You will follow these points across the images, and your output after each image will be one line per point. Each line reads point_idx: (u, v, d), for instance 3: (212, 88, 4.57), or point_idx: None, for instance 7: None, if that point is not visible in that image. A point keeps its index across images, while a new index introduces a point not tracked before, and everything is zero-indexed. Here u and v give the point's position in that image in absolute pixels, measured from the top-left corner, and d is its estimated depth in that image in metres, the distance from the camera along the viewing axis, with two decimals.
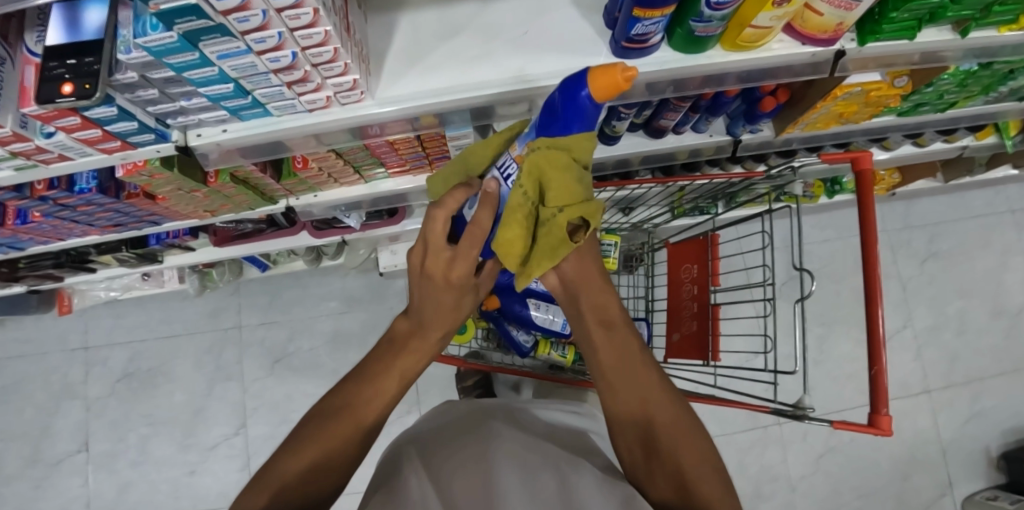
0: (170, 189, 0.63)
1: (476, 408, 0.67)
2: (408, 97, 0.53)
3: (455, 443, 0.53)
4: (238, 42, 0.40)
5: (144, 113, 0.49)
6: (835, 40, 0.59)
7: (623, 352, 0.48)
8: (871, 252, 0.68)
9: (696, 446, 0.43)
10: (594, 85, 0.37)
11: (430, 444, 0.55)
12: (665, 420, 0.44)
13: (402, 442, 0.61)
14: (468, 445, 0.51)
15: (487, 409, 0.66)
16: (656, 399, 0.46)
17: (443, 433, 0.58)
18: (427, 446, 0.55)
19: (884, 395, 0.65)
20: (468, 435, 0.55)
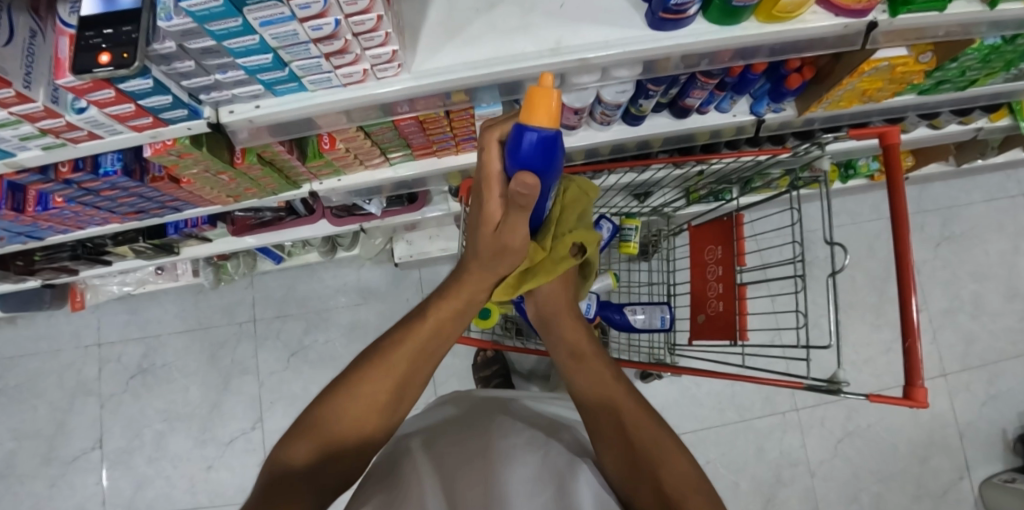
0: (197, 171, 0.62)
1: (478, 398, 0.67)
2: (445, 69, 0.52)
3: (456, 439, 0.53)
4: (283, 8, 0.39)
5: (178, 88, 0.48)
6: (867, 11, 0.59)
7: (598, 375, 0.56)
8: (902, 228, 0.67)
9: (670, 453, 0.47)
10: (534, 115, 0.38)
11: (432, 436, 0.55)
12: (637, 419, 0.50)
13: (405, 429, 0.62)
14: (471, 444, 0.51)
15: (489, 401, 0.66)
16: (627, 407, 0.52)
17: (446, 426, 0.58)
18: (430, 438, 0.55)
19: (918, 368, 0.65)
20: (471, 430, 0.54)
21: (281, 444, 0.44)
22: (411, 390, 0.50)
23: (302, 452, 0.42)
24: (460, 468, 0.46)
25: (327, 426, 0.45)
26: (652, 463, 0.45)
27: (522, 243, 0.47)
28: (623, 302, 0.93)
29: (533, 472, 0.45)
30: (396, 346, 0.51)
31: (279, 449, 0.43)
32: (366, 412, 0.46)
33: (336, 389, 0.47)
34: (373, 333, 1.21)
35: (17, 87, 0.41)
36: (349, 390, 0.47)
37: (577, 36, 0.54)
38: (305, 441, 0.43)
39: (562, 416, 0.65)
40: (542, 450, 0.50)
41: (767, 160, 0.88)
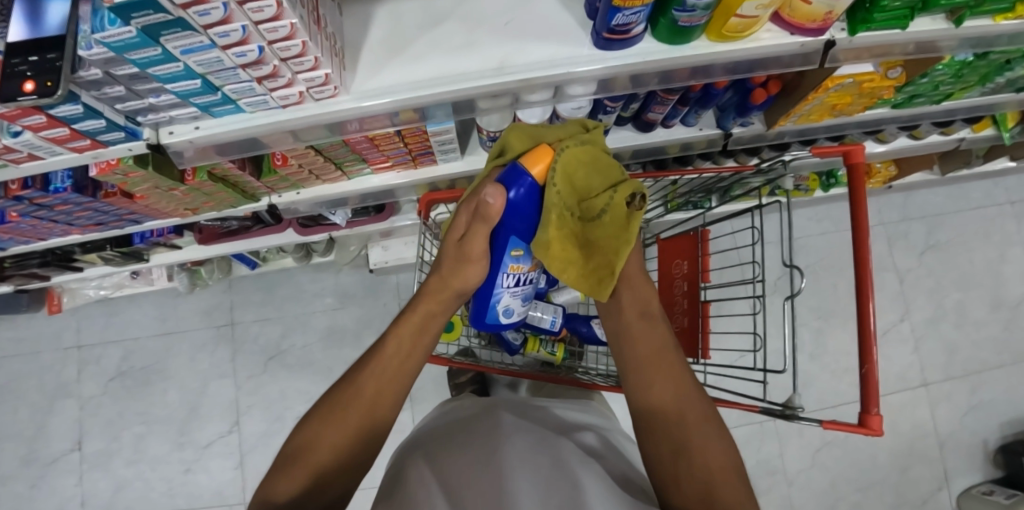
0: (148, 187, 0.62)
1: (489, 402, 0.66)
2: (386, 90, 0.51)
3: (461, 443, 0.52)
4: (201, 37, 0.39)
5: (113, 111, 0.48)
6: (824, 30, 0.57)
7: (660, 348, 0.55)
8: (863, 248, 0.67)
9: (721, 448, 0.47)
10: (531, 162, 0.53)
11: (443, 441, 0.54)
12: (695, 415, 0.50)
13: (416, 436, 0.61)
14: (479, 446, 0.50)
15: (496, 404, 0.65)
16: (684, 393, 0.51)
17: (453, 430, 0.57)
18: (438, 445, 0.54)
19: (874, 395, 0.64)
20: (477, 433, 0.54)
21: (272, 476, 0.47)
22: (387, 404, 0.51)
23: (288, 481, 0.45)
24: (470, 473, 0.45)
25: (305, 454, 0.47)
26: (707, 470, 0.45)
27: (481, 251, 0.57)
28: (592, 315, 0.93)
29: (541, 473, 0.45)
30: (370, 369, 0.51)
31: (271, 480, 0.47)
32: (345, 437, 0.48)
33: (316, 419, 0.50)
34: (350, 338, 1.21)
35: None
36: (330, 416, 0.49)
37: (522, 55, 0.53)
38: (291, 476, 0.45)
39: (571, 418, 0.65)
40: (552, 451, 0.50)
41: (733, 176, 0.87)
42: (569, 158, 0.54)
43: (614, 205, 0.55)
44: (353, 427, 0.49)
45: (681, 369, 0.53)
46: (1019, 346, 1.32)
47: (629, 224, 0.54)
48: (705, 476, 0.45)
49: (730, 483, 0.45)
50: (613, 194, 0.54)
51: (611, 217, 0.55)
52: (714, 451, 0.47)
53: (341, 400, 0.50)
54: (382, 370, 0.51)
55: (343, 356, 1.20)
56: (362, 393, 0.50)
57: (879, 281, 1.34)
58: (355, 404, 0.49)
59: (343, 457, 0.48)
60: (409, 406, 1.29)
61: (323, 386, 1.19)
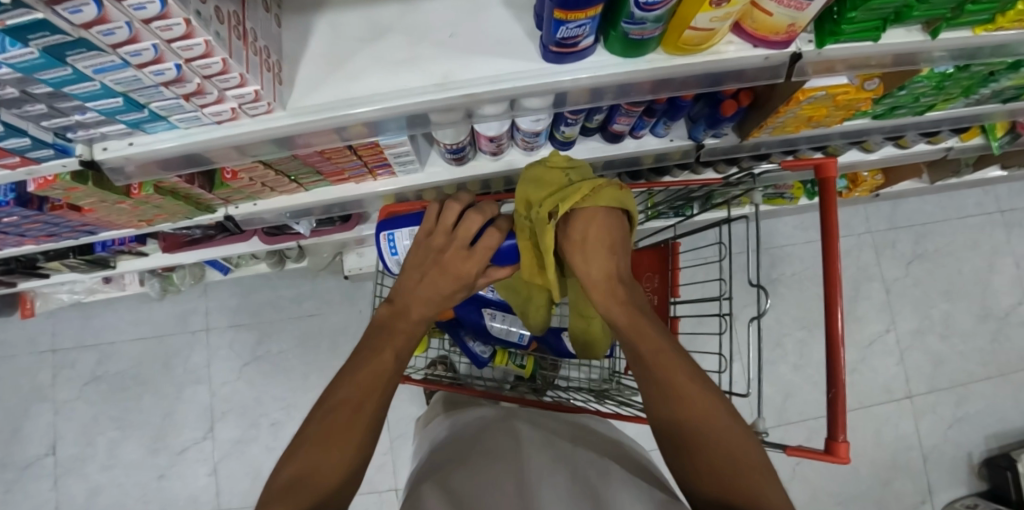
0: (93, 201, 0.61)
1: (506, 412, 0.68)
2: (323, 107, 0.50)
3: (478, 460, 0.51)
4: (111, 56, 0.38)
5: (39, 128, 0.46)
6: (790, 42, 0.55)
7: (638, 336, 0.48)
8: (833, 267, 0.64)
9: (727, 424, 0.41)
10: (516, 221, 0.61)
11: (460, 455, 0.54)
12: (690, 396, 0.42)
13: (434, 451, 0.60)
14: (500, 462, 0.50)
15: (508, 418, 0.64)
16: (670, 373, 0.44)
17: (469, 444, 0.56)
18: (455, 458, 0.54)
19: (841, 421, 0.62)
20: (493, 452, 0.52)
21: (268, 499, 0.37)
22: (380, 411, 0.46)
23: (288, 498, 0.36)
24: (487, 491, 0.44)
25: (307, 470, 0.39)
26: (714, 458, 0.39)
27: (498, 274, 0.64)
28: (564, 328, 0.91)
29: (564, 487, 0.45)
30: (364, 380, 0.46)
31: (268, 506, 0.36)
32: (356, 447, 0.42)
33: (317, 433, 0.41)
34: (326, 344, 1.20)
35: None
36: (331, 429, 0.41)
37: (467, 70, 0.51)
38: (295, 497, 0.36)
39: (598, 432, 0.64)
40: (571, 467, 0.49)
41: (704, 189, 0.84)
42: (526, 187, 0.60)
43: (540, 218, 0.55)
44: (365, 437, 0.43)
45: (666, 348, 0.45)
46: (1006, 358, 1.30)
47: (545, 234, 0.55)
48: (712, 466, 0.39)
49: (747, 467, 0.38)
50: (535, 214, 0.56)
51: (538, 232, 0.57)
52: (722, 432, 0.40)
53: (340, 409, 0.43)
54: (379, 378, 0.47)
55: (318, 363, 1.18)
56: (361, 403, 0.44)
57: (865, 290, 1.31)
58: (358, 414, 0.43)
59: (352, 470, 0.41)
60: None
61: (298, 393, 1.18)
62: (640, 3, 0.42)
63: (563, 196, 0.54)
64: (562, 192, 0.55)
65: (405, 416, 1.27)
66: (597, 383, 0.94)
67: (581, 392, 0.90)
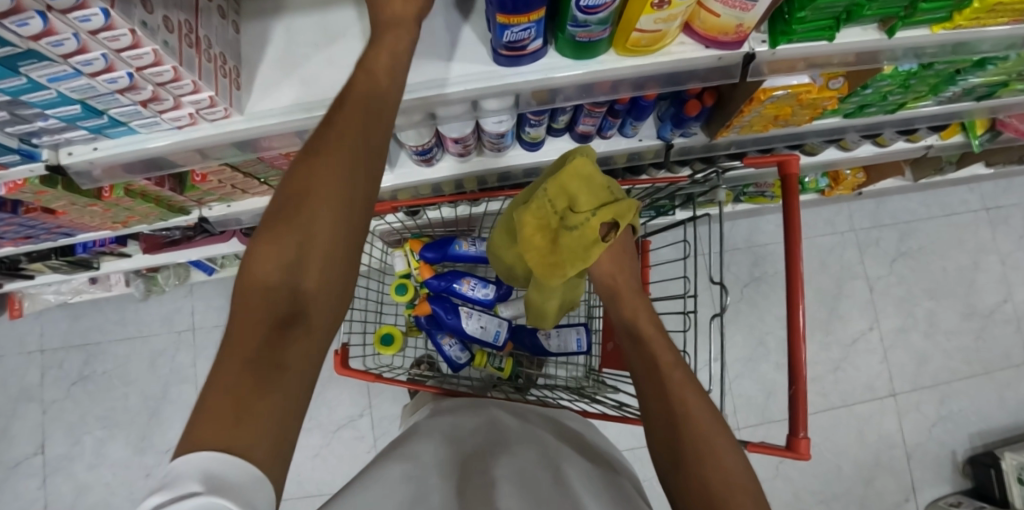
0: (64, 203, 0.62)
1: (494, 405, 0.67)
2: (280, 110, 0.51)
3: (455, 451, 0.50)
4: (63, 66, 0.39)
5: (4, 135, 0.48)
6: (741, 43, 0.55)
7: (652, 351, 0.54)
8: (795, 263, 0.64)
9: (724, 447, 0.43)
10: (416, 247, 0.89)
11: (446, 437, 0.53)
12: (692, 412, 0.46)
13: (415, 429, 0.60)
14: (475, 461, 0.48)
15: (500, 414, 0.63)
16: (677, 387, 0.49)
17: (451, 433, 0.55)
18: (436, 438, 0.53)
19: (802, 417, 0.62)
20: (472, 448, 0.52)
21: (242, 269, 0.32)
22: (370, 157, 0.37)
23: (265, 277, 0.31)
24: (468, 484, 0.43)
25: (276, 254, 0.32)
26: (703, 471, 0.41)
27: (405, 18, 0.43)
28: (539, 327, 0.92)
29: (543, 487, 0.44)
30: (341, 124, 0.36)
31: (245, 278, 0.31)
32: (355, 215, 0.35)
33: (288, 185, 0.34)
34: None
35: None
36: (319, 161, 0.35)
37: (417, 74, 0.52)
38: (271, 253, 0.32)
39: (585, 435, 0.64)
40: (554, 469, 0.48)
41: (673, 186, 0.85)
42: (567, 179, 0.61)
43: (591, 226, 0.61)
44: (364, 194, 0.36)
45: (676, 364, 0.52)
46: (991, 356, 1.30)
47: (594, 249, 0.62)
48: (700, 472, 0.42)
49: (740, 492, 0.40)
50: (588, 217, 0.61)
51: (581, 235, 0.62)
52: (722, 458, 0.42)
53: (314, 151, 0.35)
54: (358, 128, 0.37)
55: None
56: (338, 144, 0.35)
57: (849, 289, 1.32)
58: (335, 162, 0.35)
59: (347, 238, 0.34)
60: (367, 413, 1.28)
61: None
62: (581, 6, 0.43)
63: (617, 214, 0.62)
64: (616, 208, 0.62)
65: (389, 415, 1.28)
66: (577, 381, 0.91)
67: (559, 391, 0.87)
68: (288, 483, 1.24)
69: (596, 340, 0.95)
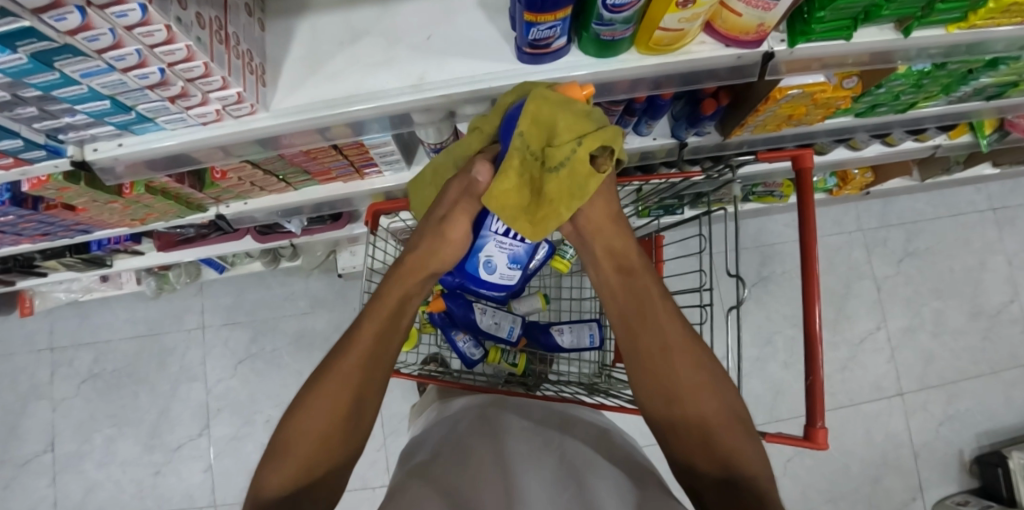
0: (85, 200, 0.62)
1: (498, 399, 0.69)
2: (304, 107, 0.51)
3: (462, 452, 0.53)
4: (96, 61, 0.39)
5: (30, 130, 0.48)
6: (761, 41, 0.56)
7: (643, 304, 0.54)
8: (810, 256, 0.65)
9: (724, 401, 0.49)
10: None
11: (452, 441, 0.56)
12: (689, 373, 0.50)
13: (426, 436, 0.62)
14: (486, 458, 0.50)
15: (501, 410, 0.65)
16: (679, 345, 0.51)
17: (453, 438, 0.57)
18: (449, 446, 0.55)
19: (819, 408, 0.63)
20: (477, 444, 0.54)
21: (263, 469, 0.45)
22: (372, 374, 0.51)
23: (280, 480, 0.44)
24: (487, 477, 0.46)
25: (288, 464, 0.45)
26: (703, 425, 0.47)
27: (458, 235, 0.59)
28: (552, 323, 0.92)
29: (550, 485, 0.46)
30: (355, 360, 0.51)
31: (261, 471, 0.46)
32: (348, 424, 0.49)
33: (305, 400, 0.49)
34: (320, 342, 1.21)
35: None
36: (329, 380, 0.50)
37: (442, 71, 0.52)
38: (283, 467, 0.45)
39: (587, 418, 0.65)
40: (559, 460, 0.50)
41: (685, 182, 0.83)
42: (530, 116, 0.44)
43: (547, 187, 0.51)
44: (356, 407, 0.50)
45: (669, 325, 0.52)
46: (998, 356, 1.31)
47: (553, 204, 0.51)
48: (703, 423, 0.47)
49: (734, 433, 0.47)
50: (574, 148, 0.44)
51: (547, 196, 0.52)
52: (716, 408, 0.48)
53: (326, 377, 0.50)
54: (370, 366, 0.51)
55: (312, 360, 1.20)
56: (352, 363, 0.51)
57: (857, 288, 1.32)
58: (339, 388, 0.49)
59: (336, 447, 0.48)
60: (376, 411, 1.28)
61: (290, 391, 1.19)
62: (607, 5, 0.44)
63: (605, 142, 0.45)
64: (600, 137, 0.44)
65: (398, 413, 1.28)
66: (589, 377, 0.91)
67: (572, 385, 0.87)
68: None
69: (608, 336, 0.96)
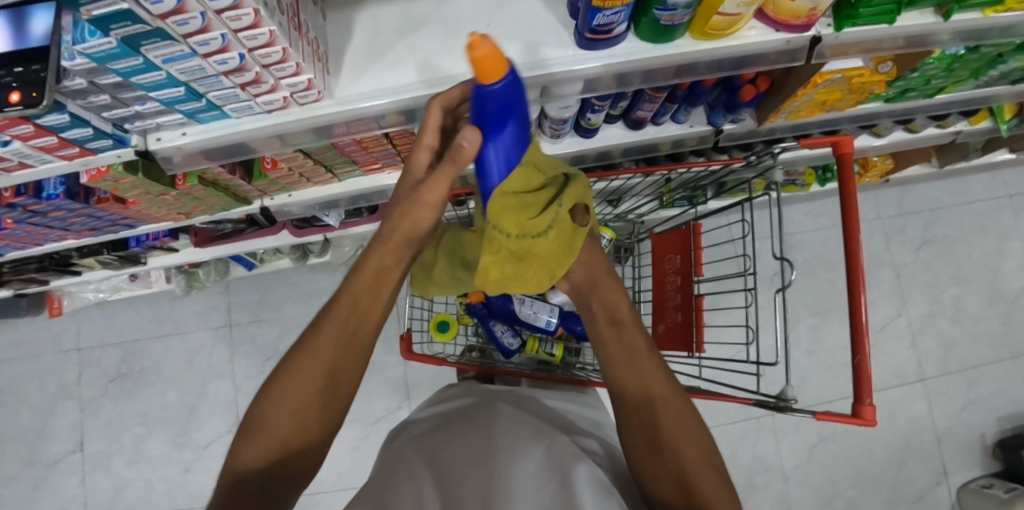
0: (138, 193, 0.63)
1: (482, 394, 0.70)
2: (367, 95, 0.52)
3: (453, 438, 0.55)
4: (181, 45, 0.40)
5: (100, 119, 0.49)
6: (809, 26, 0.57)
7: (634, 349, 0.51)
8: (853, 238, 0.66)
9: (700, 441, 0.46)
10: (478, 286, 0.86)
11: (438, 433, 0.58)
12: (667, 408, 0.47)
13: (415, 428, 0.65)
14: (470, 443, 0.52)
15: (491, 399, 0.67)
16: (662, 395, 0.48)
17: (441, 428, 0.60)
18: (426, 440, 0.58)
19: (868, 386, 0.63)
20: (466, 430, 0.56)
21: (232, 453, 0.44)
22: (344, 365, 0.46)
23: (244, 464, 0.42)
24: (465, 464, 0.48)
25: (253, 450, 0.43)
26: (681, 461, 0.44)
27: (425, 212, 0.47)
28: None
29: (528, 463, 0.46)
30: (331, 333, 0.46)
31: (238, 445, 0.44)
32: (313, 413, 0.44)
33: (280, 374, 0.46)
34: None
35: None
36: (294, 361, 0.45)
37: None
38: (251, 446, 0.43)
39: (575, 419, 0.66)
40: (545, 442, 0.50)
41: (724, 168, 0.85)
42: (498, 210, 0.45)
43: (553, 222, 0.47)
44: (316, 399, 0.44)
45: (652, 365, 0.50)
46: (1017, 340, 1.32)
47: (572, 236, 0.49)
48: (680, 470, 0.44)
49: (708, 473, 0.44)
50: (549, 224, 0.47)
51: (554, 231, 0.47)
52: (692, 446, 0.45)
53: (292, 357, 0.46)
54: (345, 340, 0.46)
55: None
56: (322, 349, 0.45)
57: (876, 276, 1.33)
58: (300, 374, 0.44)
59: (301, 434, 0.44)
60: (405, 405, 1.29)
61: None
62: None
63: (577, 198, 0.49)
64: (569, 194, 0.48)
65: None
66: None
67: None
68: (328, 477, 1.26)
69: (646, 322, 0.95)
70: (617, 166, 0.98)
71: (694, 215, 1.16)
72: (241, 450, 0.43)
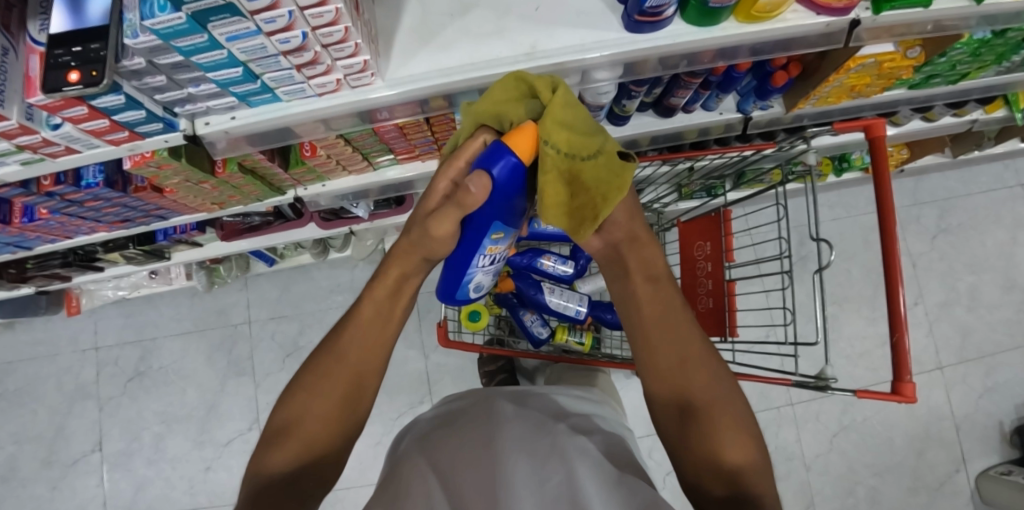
0: (178, 181, 0.62)
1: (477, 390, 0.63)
2: (418, 76, 0.52)
3: (458, 429, 0.50)
4: (248, 23, 0.39)
5: (151, 102, 0.48)
6: (849, 9, 0.57)
7: (667, 310, 0.50)
8: (889, 220, 0.65)
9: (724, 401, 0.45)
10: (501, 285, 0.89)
11: (442, 425, 0.53)
12: (698, 382, 0.46)
13: (414, 423, 0.60)
14: (473, 435, 0.47)
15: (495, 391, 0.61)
16: (695, 355, 0.47)
17: (444, 420, 0.54)
18: (435, 429, 0.52)
19: (908, 364, 0.63)
20: (470, 421, 0.51)
21: (257, 460, 0.44)
22: (372, 374, 0.50)
23: (277, 465, 0.43)
24: (465, 464, 0.42)
25: (285, 452, 0.43)
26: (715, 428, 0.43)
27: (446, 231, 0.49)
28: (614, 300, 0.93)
29: (530, 470, 0.41)
30: (352, 337, 0.50)
31: (259, 456, 0.44)
32: (340, 413, 0.47)
33: (300, 386, 0.48)
34: None
35: (19, 118, 0.43)
36: (319, 369, 0.48)
37: (553, 40, 0.53)
38: (282, 447, 0.44)
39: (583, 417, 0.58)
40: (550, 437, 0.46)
41: (755, 155, 0.84)
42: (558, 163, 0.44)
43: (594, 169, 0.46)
44: (344, 401, 0.48)
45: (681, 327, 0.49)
46: None
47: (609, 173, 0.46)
48: (713, 432, 0.43)
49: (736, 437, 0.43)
50: (605, 140, 0.45)
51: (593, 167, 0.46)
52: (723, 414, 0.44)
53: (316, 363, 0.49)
54: (368, 347, 0.50)
55: None
56: (348, 357, 0.49)
57: None
58: (328, 382, 0.48)
59: (334, 433, 0.46)
60: (426, 399, 1.29)
61: None
62: None
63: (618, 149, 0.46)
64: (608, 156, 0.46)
65: None
66: None
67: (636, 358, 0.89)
68: (349, 473, 1.26)
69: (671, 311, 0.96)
70: (641, 155, 0.98)
71: (721, 203, 1.15)
72: (273, 454, 0.43)
